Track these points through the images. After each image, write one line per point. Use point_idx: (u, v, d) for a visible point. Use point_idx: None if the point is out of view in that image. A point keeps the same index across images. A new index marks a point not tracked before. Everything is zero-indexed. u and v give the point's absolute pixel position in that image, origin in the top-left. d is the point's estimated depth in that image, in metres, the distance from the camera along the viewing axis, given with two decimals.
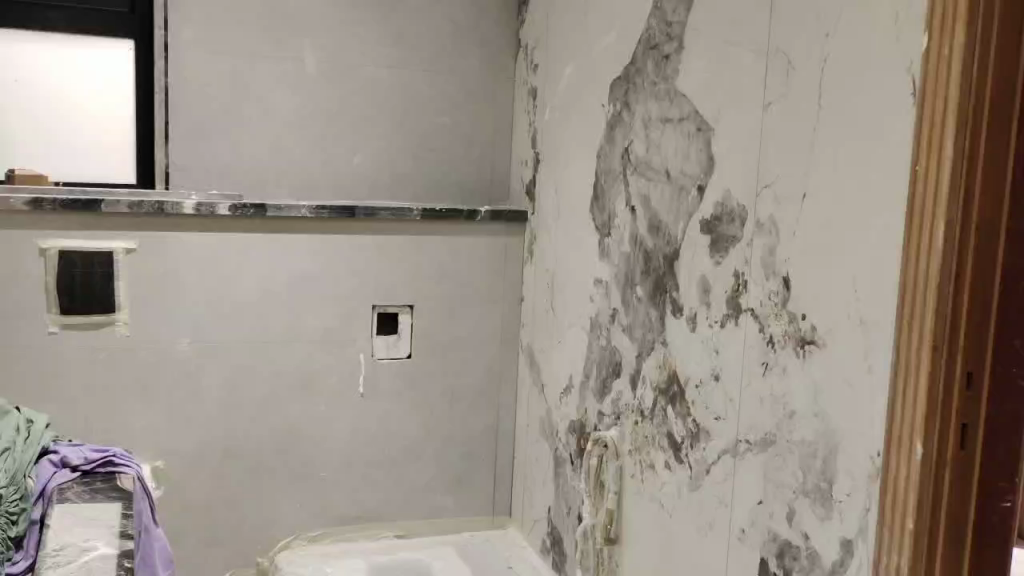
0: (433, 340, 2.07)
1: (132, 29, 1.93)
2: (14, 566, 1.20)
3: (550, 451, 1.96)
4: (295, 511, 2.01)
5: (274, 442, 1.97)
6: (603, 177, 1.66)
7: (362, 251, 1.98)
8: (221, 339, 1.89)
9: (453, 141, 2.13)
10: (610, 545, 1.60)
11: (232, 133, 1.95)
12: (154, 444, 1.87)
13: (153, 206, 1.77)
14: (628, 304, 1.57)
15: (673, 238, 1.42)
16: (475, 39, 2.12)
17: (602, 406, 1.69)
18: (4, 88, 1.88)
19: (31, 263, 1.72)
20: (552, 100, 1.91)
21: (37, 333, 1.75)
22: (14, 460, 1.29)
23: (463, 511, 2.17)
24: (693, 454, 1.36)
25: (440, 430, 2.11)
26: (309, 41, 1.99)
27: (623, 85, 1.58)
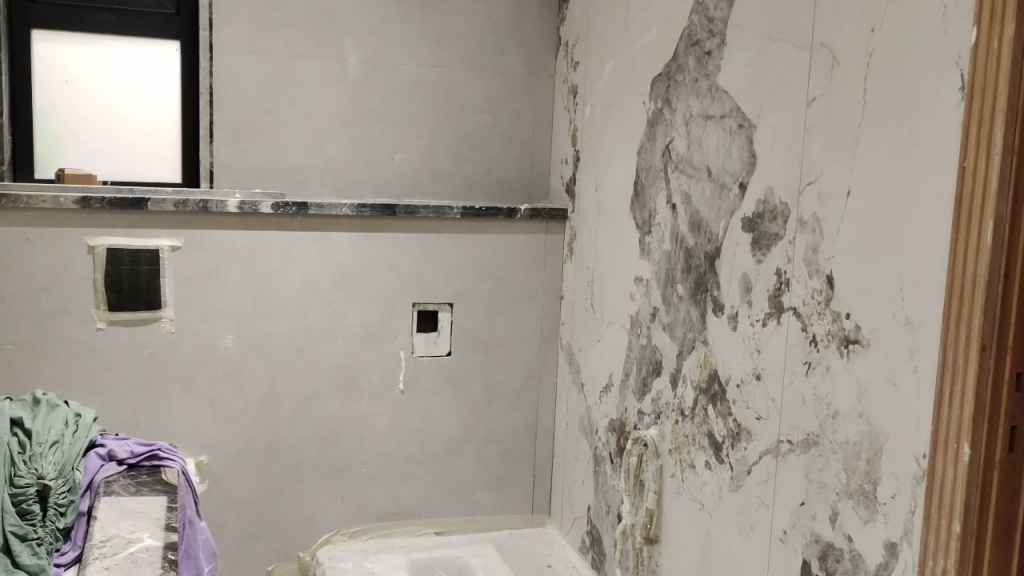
0: (473, 337, 2.08)
1: (179, 29, 1.95)
2: (63, 557, 1.23)
3: (589, 450, 1.95)
4: (336, 506, 2.03)
5: (315, 438, 1.99)
6: (644, 175, 1.65)
7: (402, 249, 1.99)
8: (264, 336, 1.91)
9: (493, 139, 2.14)
10: (650, 544, 1.60)
11: (275, 132, 1.97)
12: (199, 440, 1.90)
13: (198, 204, 1.79)
14: (668, 302, 1.56)
15: (714, 235, 1.40)
16: (516, 37, 2.12)
17: (642, 405, 1.68)
18: (55, 89, 1.91)
19: (80, 260, 1.76)
20: (593, 98, 1.90)
21: (85, 329, 1.79)
22: (63, 453, 1.30)
23: (502, 508, 2.18)
24: (734, 454, 1.35)
25: (480, 427, 2.12)
26: (351, 42, 2.00)
27: (664, 81, 1.57)
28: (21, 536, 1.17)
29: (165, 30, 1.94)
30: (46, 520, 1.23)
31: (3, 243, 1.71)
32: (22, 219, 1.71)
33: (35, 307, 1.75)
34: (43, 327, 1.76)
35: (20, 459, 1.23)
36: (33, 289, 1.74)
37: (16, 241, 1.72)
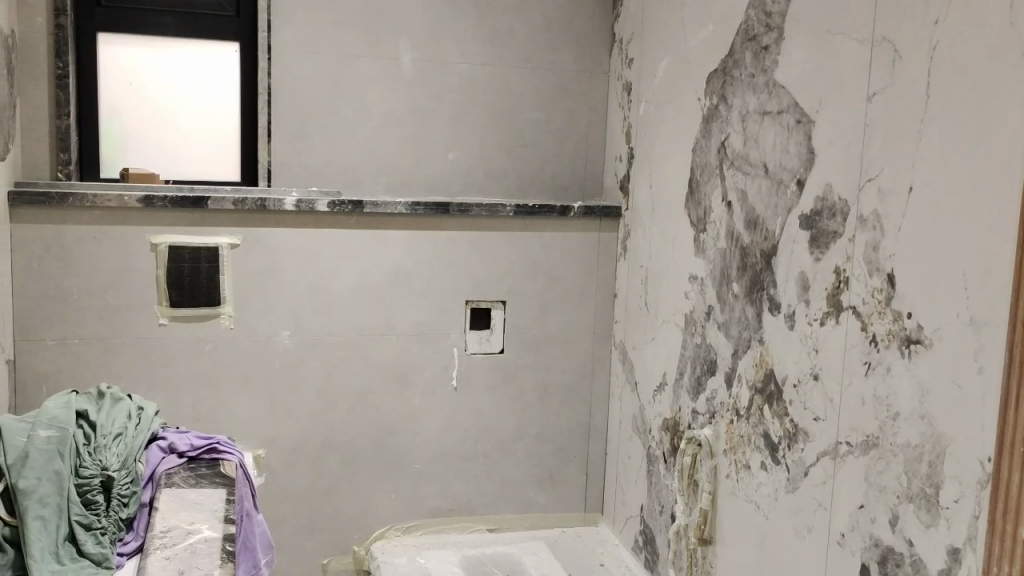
0: (526, 335, 2.08)
1: (239, 30, 1.99)
2: (126, 545, 1.26)
3: (643, 449, 1.94)
4: (389, 502, 2.05)
5: (370, 433, 2.01)
6: (698, 172, 1.64)
7: (456, 246, 2.00)
8: (320, 332, 1.94)
9: (546, 136, 2.14)
10: (705, 545, 1.58)
11: (330, 131, 2.00)
12: (256, 434, 1.93)
13: (256, 202, 1.82)
14: (723, 301, 1.54)
15: (771, 233, 1.38)
16: (569, 35, 2.11)
17: (696, 405, 1.66)
18: (119, 92, 1.95)
19: (143, 257, 1.80)
20: (647, 95, 1.89)
21: (147, 325, 1.83)
22: (126, 445, 1.32)
23: (555, 507, 2.18)
24: (791, 455, 1.33)
25: (533, 425, 2.12)
26: (405, 41, 2.01)
27: (720, 78, 1.55)
28: (86, 525, 1.20)
29: (225, 31, 1.98)
30: (110, 510, 1.26)
31: (70, 241, 1.76)
32: (88, 217, 1.76)
33: (100, 303, 1.80)
34: (108, 323, 1.81)
35: (85, 451, 1.25)
36: (99, 285, 1.79)
37: (82, 238, 1.77)
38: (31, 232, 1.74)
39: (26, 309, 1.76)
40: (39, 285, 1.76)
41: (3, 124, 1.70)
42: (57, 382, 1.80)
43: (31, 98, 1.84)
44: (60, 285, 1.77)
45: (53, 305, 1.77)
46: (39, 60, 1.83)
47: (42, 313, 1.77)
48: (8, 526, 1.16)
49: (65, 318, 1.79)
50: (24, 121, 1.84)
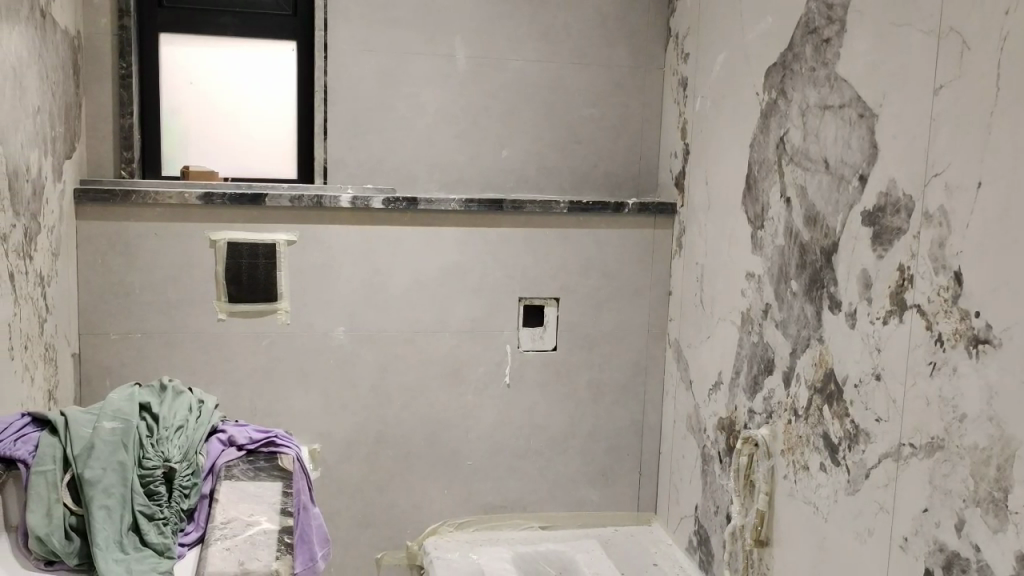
0: (579, 332, 2.07)
1: (295, 30, 2.01)
2: (187, 537, 1.21)
3: (698, 448, 1.92)
4: (442, 498, 2.06)
5: (423, 429, 2.02)
6: (756, 168, 1.61)
7: (509, 243, 2.00)
8: (375, 329, 1.96)
9: (601, 132, 2.12)
10: (761, 547, 1.56)
11: (385, 129, 2.01)
12: (311, 428, 1.96)
13: (313, 199, 1.84)
14: (781, 299, 1.52)
15: (832, 230, 1.36)
16: (624, 30, 2.09)
17: (752, 404, 1.64)
18: (180, 91, 1.99)
19: (202, 253, 1.83)
20: (704, 90, 1.86)
21: (207, 320, 1.86)
22: (187, 437, 1.29)
23: (608, 505, 2.17)
24: (851, 457, 1.30)
25: (586, 423, 2.11)
26: (459, 38, 2.02)
27: (779, 72, 1.52)
28: (149, 515, 1.16)
29: (282, 31, 2.00)
30: (172, 501, 1.21)
31: (132, 237, 1.80)
32: (150, 214, 1.80)
33: (161, 298, 1.84)
34: (168, 317, 1.85)
35: (148, 442, 1.22)
36: (160, 281, 1.83)
37: (145, 235, 1.80)
38: (95, 228, 1.78)
39: (91, 304, 1.81)
40: (103, 281, 1.80)
41: (69, 123, 1.74)
42: (119, 374, 1.84)
43: (96, 98, 1.88)
44: (123, 281, 1.81)
45: (116, 300, 1.82)
46: (103, 61, 1.87)
47: (106, 308, 1.81)
48: (75, 515, 1.12)
49: (127, 313, 1.83)
50: (89, 120, 1.88)
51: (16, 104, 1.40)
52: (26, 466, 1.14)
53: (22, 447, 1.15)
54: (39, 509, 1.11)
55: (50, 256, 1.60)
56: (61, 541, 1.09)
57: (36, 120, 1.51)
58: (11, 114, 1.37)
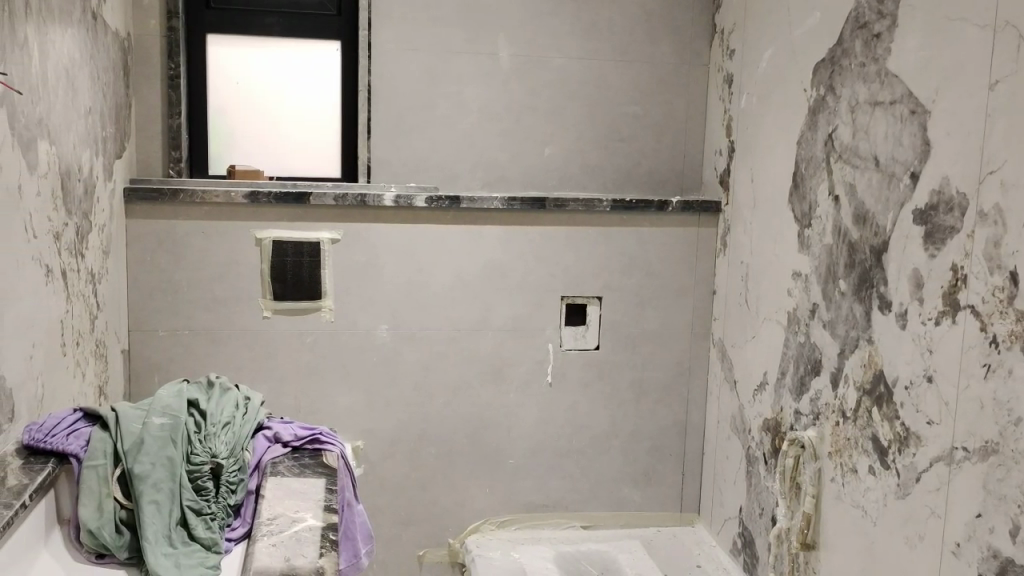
0: (622, 332, 2.06)
1: (341, 29, 2.03)
2: (234, 532, 1.22)
3: (742, 449, 1.90)
4: (484, 496, 2.07)
5: (465, 427, 2.03)
6: (804, 165, 1.59)
7: (552, 242, 1.99)
8: (417, 327, 1.96)
9: (644, 131, 2.11)
10: (807, 550, 1.53)
11: (428, 128, 2.02)
12: (354, 425, 1.97)
13: (356, 198, 1.85)
14: (829, 299, 1.49)
15: (882, 228, 1.33)
16: (668, 27, 2.07)
17: (799, 405, 1.61)
18: (226, 91, 2.01)
19: (248, 252, 1.85)
20: (750, 87, 1.84)
21: (252, 317, 1.89)
22: (234, 433, 1.28)
23: (650, 506, 2.15)
24: (901, 460, 1.28)
25: (628, 423, 2.10)
26: (502, 37, 2.02)
27: (827, 68, 1.50)
28: (196, 510, 1.16)
29: (327, 30, 2.02)
30: (219, 496, 1.21)
31: (180, 235, 1.83)
32: (197, 213, 1.82)
33: (208, 296, 1.86)
34: (215, 314, 1.87)
35: (196, 438, 1.22)
36: (207, 278, 1.85)
37: (193, 233, 1.83)
38: (144, 227, 1.81)
39: (140, 301, 1.84)
40: (151, 279, 1.83)
41: (120, 123, 1.77)
42: (167, 371, 1.87)
43: (145, 98, 1.91)
44: (172, 279, 1.84)
45: (165, 297, 1.85)
46: (152, 61, 1.90)
47: (155, 305, 1.84)
48: (125, 509, 1.14)
49: (176, 310, 1.86)
50: (139, 120, 1.91)
51: (69, 104, 1.42)
52: (78, 459, 1.17)
53: (73, 441, 1.18)
54: (90, 503, 1.13)
55: (101, 254, 1.63)
56: (111, 535, 1.11)
57: (88, 120, 1.54)
58: (64, 115, 1.40)
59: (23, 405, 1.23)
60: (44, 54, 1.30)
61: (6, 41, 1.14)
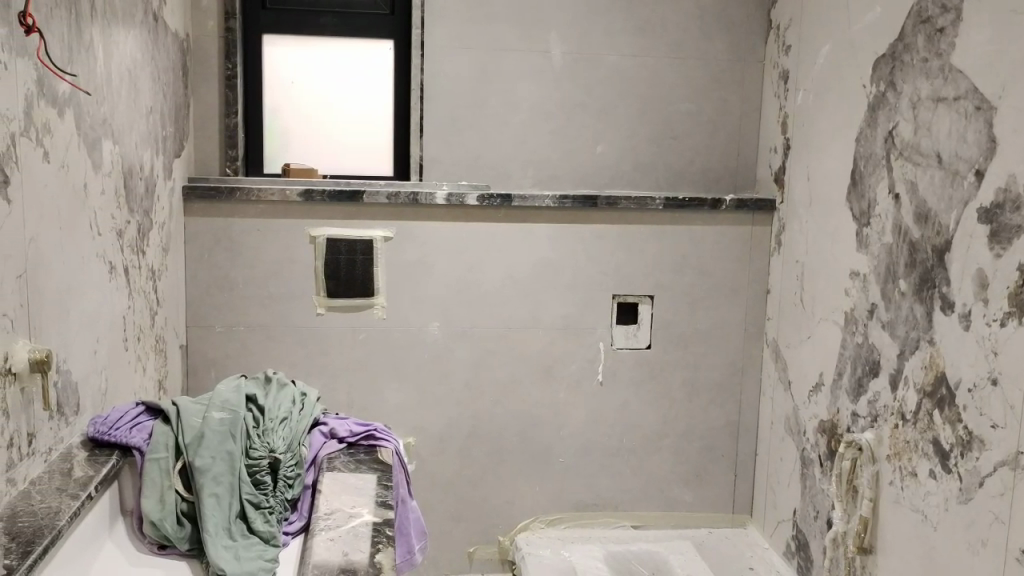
0: (674, 331, 2.04)
1: (393, 29, 2.04)
2: (291, 526, 1.23)
3: (797, 450, 1.87)
4: (534, 494, 2.07)
5: (516, 425, 2.03)
6: (863, 163, 1.56)
7: (604, 240, 1.98)
8: (468, 324, 1.97)
9: (697, 128, 2.09)
10: (864, 554, 1.51)
11: (480, 127, 2.03)
12: (406, 422, 1.99)
13: (409, 196, 1.86)
14: (888, 299, 1.47)
15: (945, 227, 1.30)
16: (723, 22, 2.05)
17: (856, 407, 1.59)
18: (282, 90, 2.04)
19: (302, 249, 1.88)
20: (807, 83, 1.81)
21: (307, 315, 1.91)
22: (291, 429, 1.30)
23: (702, 507, 2.14)
24: (963, 464, 1.25)
25: (680, 423, 2.09)
26: (555, 34, 2.01)
27: (888, 63, 1.47)
28: (255, 504, 1.17)
29: (381, 30, 2.03)
30: (277, 490, 1.22)
31: (236, 233, 1.86)
32: (253, 211, 1.85)
33: (264, 293, 1.89)
34: (270, 311, 1.90)
35: (254, 433, 1.24)
36: (262, 275, 1.88)
37: (249, 230, 1.86)
38: (202, 225, 1.84)
39: (198, 298, 1.87)
40: (209, 275, 1.87)
41: (179, 123, 1.81)
42: (224, 366, 1.91)
43: (203, 98, 1.94)
44: (228, 276, 1.87)
45: (221, 293, 1.88)
46: (210, 62, 1.93)
47: (212, 301, 1.88)
48: (186, 502, 1.16)
49: (232, 306, 1.89)
50: (197, 120, 1.95)
51: (131, 105, 1.45)
52: (140, 452, 1.19)
53: (136, 435, 1.20)
54: (153, 495, 1.15)
55: (161, 251, 1.67)
56: (173, 527, 1.13)
57: (149, 120, 1.57)
58: (127, 115, 1.43)
59: (88, 398, 1.27)
60: (108, 55, 1.33)
61: (73, 43, 1.17)
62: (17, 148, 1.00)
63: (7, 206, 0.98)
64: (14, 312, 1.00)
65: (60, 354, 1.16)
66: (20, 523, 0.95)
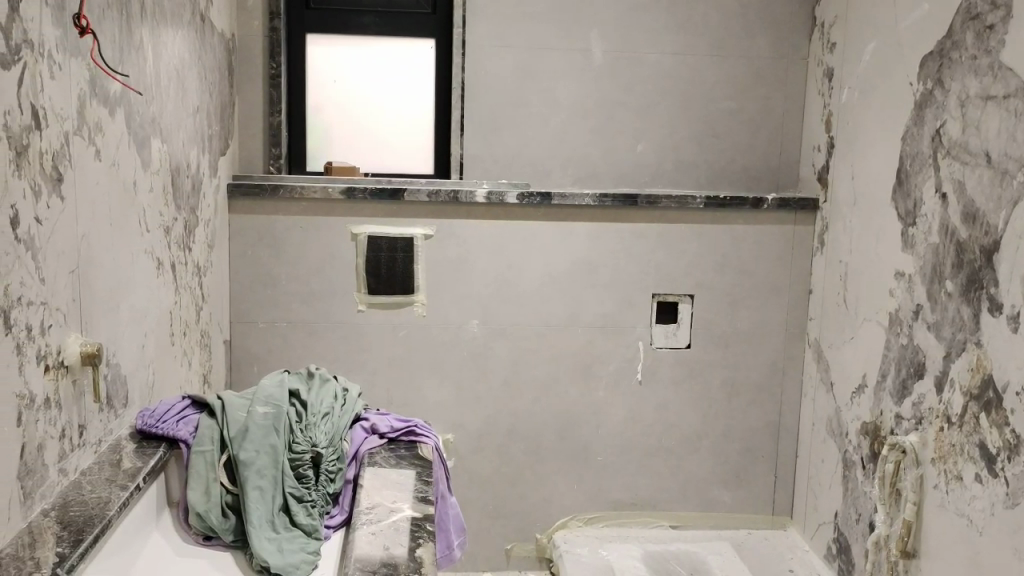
0: (714, 331, 2.03)
1: (434, 28, 2.05)
2: (332, 519, 1.23)
3: (839, 452, 1.85)
4: (572, 492, 2.07)
5: (554, 423, 2.04)
6: (909, 162, 1.54)
7: (644, 239, 1.97)
8: (508, 322, 1.98)
9: (739, 126, 2.07)
10: (907, 558, 1.49)
11: (520, 125, 2.03)
12: (445, 418, 2.00)
13: (449, 194, 1.87)
14: (934, 300, 1.44)
15: (993, 227, 1.28)
16: (766, 19, 2.03)
17: (900, 409, 1.57)
18: (325, 89, 2.06)
19: (344, 246, 1.90)
20: (851, 80, 1.79)
21: (348, 311, 1.93)
22: (333, 423, 1.32)
23: (741, 508, 2.12)
24: (1010, 468, 1.23)
25: (719, 423, 2.08)
26: (596, 32, 2.01)
27: (936, 60, 1.45)
28: (298, 497, 1.19)
29: (422, 29, 2.05)
30: (319, 484, 1.24)
31: (279, 230, 1.88)
32: (296, 208, 1.87)
33: (306, 290, 1.92)
34: (311, 307, 1.92)
35: (297, 428, 1.25)
36: (305, 272, 1.91)
37: (291, 228, 1.88)
38: (246, 222, 1.87)
39: (241, 294, 1.90)
40: (252, 272, 1.89)
41: (224, 122, 1.83)
42: (267, 361, 1.94)
43: (247, 97, 1.97)
44: (271, 272, 1.90)
45: (265, 290, 1.91)
46: (255, 61, 1.96)
47: (255, 298, 1.91)
48: (230, 494, 1.18)
49: (274, 303, 1.91)
50: (242, 119, 1.98)
51: (179, 104, 1.48)
52: (186, 445, 1.22)
53: (183, 427, 1.23)
54: (198, 487, 1.17)
55: (206, 247, 1.69)
56: (218, 518, 1.16)
57: (196, 119, 1.60)
58: (175, 114, 1.46)
59: (135, 390, 1.30)
60: (157, 55, 1.35)
61: (124, 43, 1.20)
62: (70, 146, 1.03)
63: (61, 203, 1.01)
64: (67, 306, 1.03)
65: (109, 348, 1.18)
66: (73, 512, 0.97)
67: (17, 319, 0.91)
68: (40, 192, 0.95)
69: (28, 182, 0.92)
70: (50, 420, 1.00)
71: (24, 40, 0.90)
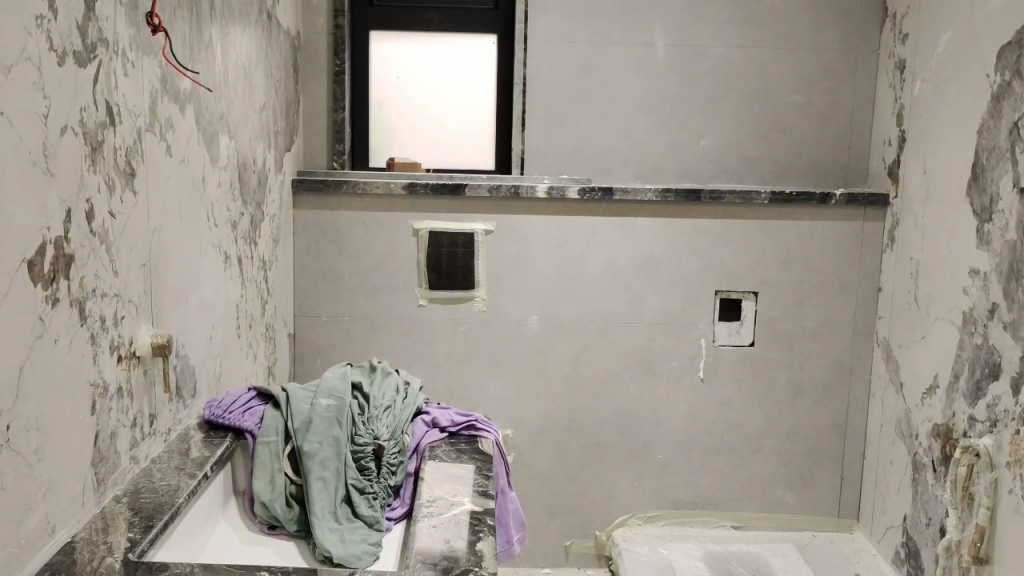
0: (779, 328, 1.99)
1: (496, 24, 2.05)
2: (393, 511, 1.24)
3: (909, 454, 1.80)
4: (633, 490, 2.06)
5: (616, 421, 2.02)
6: (985, 155, 1.49)
7: (706, 235, 1.95)
8: (568, 317, 1.97)
9: (806, 121, 2.03)
10: (980, 564, 1.45)
11: (582, 121, 2.02)
12: (505, 413, 2.01)
13: (510, 189, 1.87)
14: (1011, 298, 1.40)
15: None
16: (835, 12, 1.98)
17: (974, 411, 1.52)
18: (388, 85, 2.08)
19: (406, 242, 1.91)
20: (925, 72, 1.74)
21: (410, 307, 1.95)
22: (394, 416, 1.33)
23: (806, 511, 2.08)
24: None
25: (784, 422, 2.04)
26: (660, 27, 1.99)
27: (1014, 51, 1.40)
28: (360, 489, 1.20)
29: (484, 24, 2.05)
30: (380, 476, 1.24)
31: (343, 226, 1.90)
32: (359, 204, 1.89)
33: (369, 285, 1.93)
34: (374, 302, 1.94)
35: (359, 421, 1.27)
36: (368, 267, 1.93)
37: (354, 223, 1.90)
38: (310, 216, 1.89)
39: (305, 288, 1.93)
40: (317, 266, 1.92)
41: (290, 118, 1.86)
42: (330, 354, 1.96)
43: (313, 94, 2.00)
44: (335, 267, 1.92)
45: (328, 284, 1.93)
46: (320, 59, 1.98)
47: (319, 292, 1.93)
48: (295, 484, 1.20)
49: (337, 297, 1.94)
50: (307, 116, 2.00)
51: (246, 101, 1.51)
52: (252, 435, 1.24)
53: (249, 419, 1.25)
54: (263, 477, 1.19)
55: (272, 242, 1.72)
56: (282, 508, 1.17)
57: (263, 115, 1.63)
58: (242, 111, 1.48)
59: (203, 381, 1.32)
60: (226, 53, 1.38)
61: (194, 42, 1.22)
62: (143, 142, 1.05)
63: (133, 199, 1.03)
64: (138, 299, 1.05)
65: (179, 339, 1.21)
66: (144, 498, 1.00)
67: (91, 310, 0.93)
68: (114, 188, 0.98)
69: (102, 178, 0.94)
70: (122, 409, 1.02)
71: (99, 39, 0.92)
